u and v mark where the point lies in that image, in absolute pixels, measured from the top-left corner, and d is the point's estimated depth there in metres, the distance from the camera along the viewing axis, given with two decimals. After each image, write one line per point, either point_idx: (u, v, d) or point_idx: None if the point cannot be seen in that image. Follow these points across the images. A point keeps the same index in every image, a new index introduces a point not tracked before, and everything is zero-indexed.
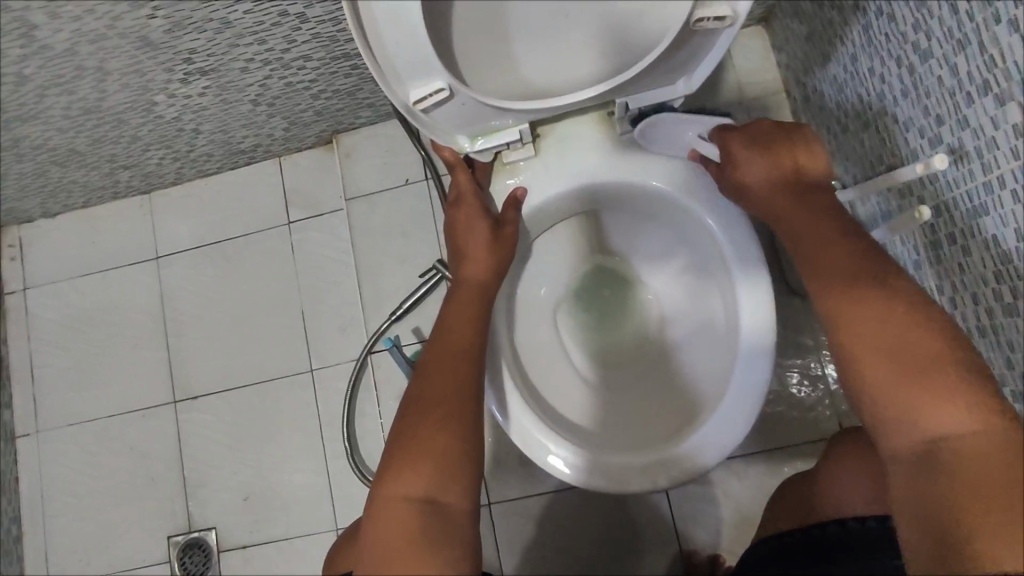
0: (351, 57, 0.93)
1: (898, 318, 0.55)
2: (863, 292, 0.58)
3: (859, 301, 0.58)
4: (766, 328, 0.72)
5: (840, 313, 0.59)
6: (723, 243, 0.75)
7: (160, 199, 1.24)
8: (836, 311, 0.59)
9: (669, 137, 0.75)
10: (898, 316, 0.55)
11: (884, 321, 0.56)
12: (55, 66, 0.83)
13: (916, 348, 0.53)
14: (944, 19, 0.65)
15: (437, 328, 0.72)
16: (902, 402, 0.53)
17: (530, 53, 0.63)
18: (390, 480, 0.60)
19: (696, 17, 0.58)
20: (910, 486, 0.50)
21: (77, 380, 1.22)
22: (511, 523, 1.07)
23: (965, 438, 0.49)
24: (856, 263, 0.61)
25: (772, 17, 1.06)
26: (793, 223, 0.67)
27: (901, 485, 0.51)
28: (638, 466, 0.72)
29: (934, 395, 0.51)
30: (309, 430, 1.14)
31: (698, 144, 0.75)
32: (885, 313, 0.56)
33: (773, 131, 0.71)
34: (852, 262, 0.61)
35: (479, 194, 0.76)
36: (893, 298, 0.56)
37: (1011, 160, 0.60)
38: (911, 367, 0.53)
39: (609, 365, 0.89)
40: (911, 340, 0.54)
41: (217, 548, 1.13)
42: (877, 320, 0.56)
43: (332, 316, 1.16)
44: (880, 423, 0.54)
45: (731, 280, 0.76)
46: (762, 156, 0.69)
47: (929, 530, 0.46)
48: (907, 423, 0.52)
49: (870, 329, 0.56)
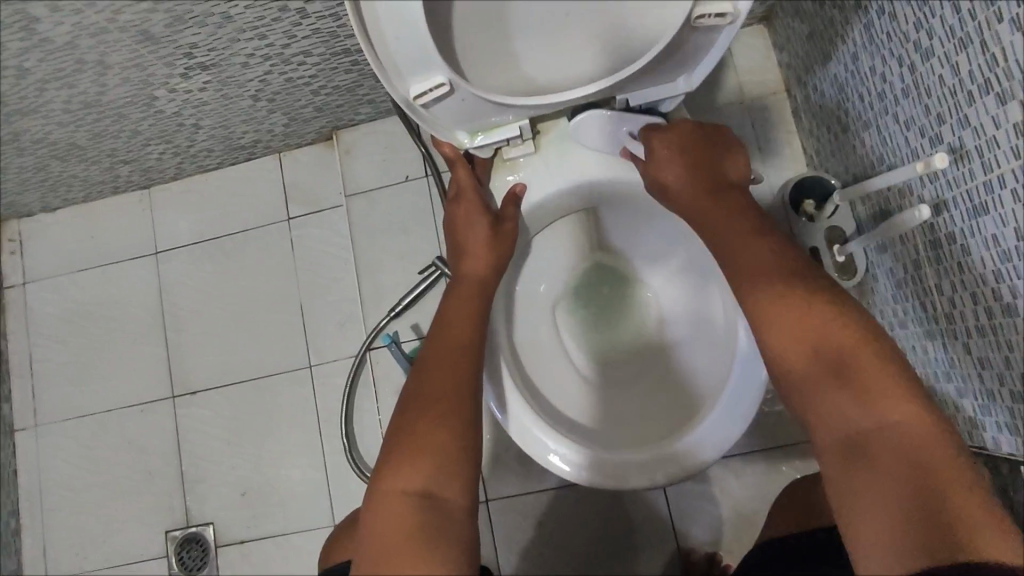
0: (351, 53, 0.93)
1: (819, 315, 0.58)
2: (785, 292, 0.61)
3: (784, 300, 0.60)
4: None
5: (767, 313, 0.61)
6: None
7: (161, 194, 1.24)
8: (762, 312, 0.61)
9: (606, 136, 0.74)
10: (820, 312, 0.58)
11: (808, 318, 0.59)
12: (56, 60, 0.83)
13: (841, 342, 0.57)
14: (945, 18, 0.65)
15: (436, 323, 0.72)
16: (836, 397, 0.56)
17: (531, 49, 0.63)
18: (388, 476, 0.60)
19: (697, 14, 0.58)
20: (865, 483, 0.52)
21: (76, 374, 1.22)
22: (508, 520, 1.07)
23: (895, 427, 0.52)
24: (779, 260, 0.63)
25: (772, 16, 1.06)
26: (719, 225, 0.68)
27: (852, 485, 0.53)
28: (636, 462, 0.72)
29: (864, 387, 0.54)
30: (307, 426, 1.14)
31: (629, 142, 0.74)
32: (807, 309, 0.59)
33: (689, 130, 0.72)
34: (769, 259, 0.64)
35: (479, 190, 0.76)
36: (813, 294, 0.60)
37: (1011, 159, 0.60)
38: (836, 364, 0.56)
39: (607, 362, 0.89)
40: (835, 335, 0.57)
41: (216, 543, 1.13)
42: (804, 318, 0.59)
43: (331, 312, 1.16)
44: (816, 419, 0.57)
45: None
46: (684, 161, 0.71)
47: (895, 530, 0.49)
48: (841, 418, 0.55)
49: (797, 328, 0.59)
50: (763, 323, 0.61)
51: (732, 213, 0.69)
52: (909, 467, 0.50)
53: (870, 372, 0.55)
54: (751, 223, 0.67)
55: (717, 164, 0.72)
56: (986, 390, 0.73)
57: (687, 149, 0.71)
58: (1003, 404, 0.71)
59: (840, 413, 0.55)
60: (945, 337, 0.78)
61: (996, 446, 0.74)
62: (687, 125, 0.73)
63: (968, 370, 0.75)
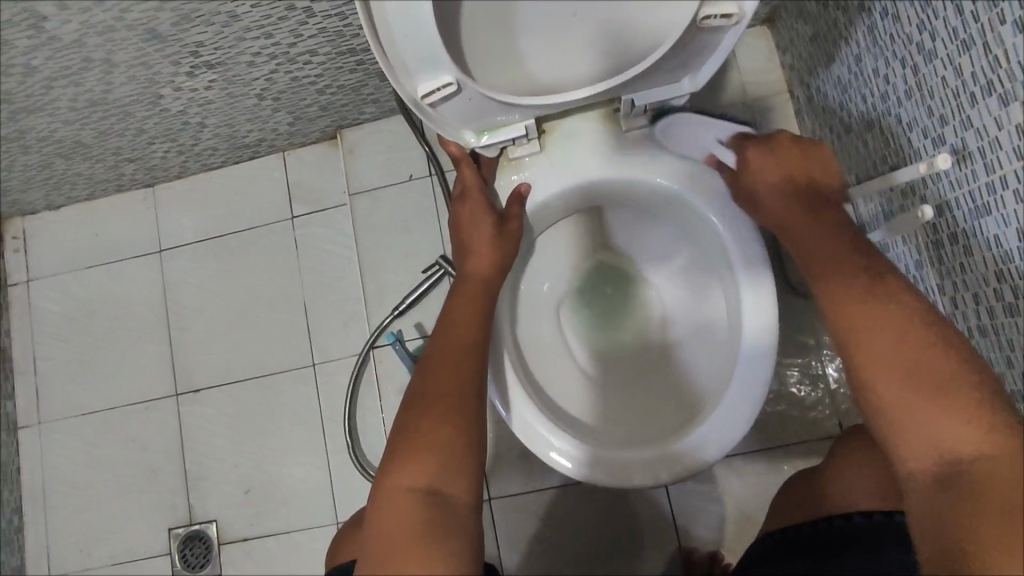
0: (356, 52, 0.93)
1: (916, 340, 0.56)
2: (880, 310, 0.59)
3: (880, 318, 0.58)
4: (768, 328, 0.72)
5: (854, 328, 0.59)
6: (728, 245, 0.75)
7: (164, 192, 1.24)
8: (850, 326, 0.60)
9: (692, 138, 0.76)
10: (919, 337, 0.56)
11: (904, 340, 0.57)
12: (63, 58, 0.83)
13: (937, 369, 0.54)
14: (948, 20, 0.66)
15: (442, 321, 0.72)
16: (923, 421, 0.53)
17: (537, 48, 0.63)
18: (393, 472, 0.61)
19: (702, 14, 0.59)
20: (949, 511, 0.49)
21: (79, 372, 1.22)
22: (511, 519, 1.07)
23: (978, 458, 0.50)
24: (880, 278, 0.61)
25: (775, 17, 1.06)
26: (809, 239, 0.67)
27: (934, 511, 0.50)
28: (640, 461, 0.73)
29: (958, 417, 0.52)
30: (310, 424, 1.14)
31: (717, 150, 0.76)
32: (905, 331, 0.57)
33: (789, 143, 0.72)
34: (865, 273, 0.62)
35: (484, 189, 0.77)
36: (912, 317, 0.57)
37: (1013, 160, 0.60)
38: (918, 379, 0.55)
39: (611, 361, 0.90)
40: (930, 360, 0.55)
41: (218, 540, 1.13)
42: (897, 340, 0.57)
43: (334, 311, 1.16)
44: (901, 442, 0.54)
45: (734, 278, 0.76)
46: (778, 170, 0.71)
47: (960, 561, 0.46)
48: (928, 443, 0.53)
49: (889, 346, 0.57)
50: (849, 338, 0.60)
51: (822, 227, 0.67)
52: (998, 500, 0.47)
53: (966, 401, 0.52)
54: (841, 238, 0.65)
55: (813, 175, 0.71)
56: None
57: (784, 162, 0.71)
58: None
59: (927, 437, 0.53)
60: None
61: None
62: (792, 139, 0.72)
63: None
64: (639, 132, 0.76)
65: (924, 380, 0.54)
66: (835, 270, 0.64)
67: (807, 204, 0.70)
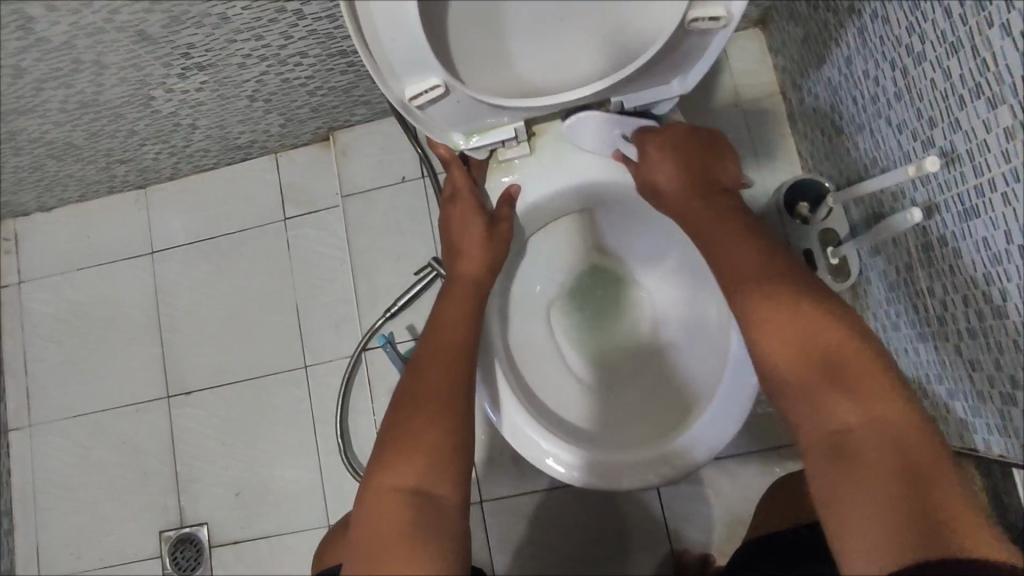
0: (348, 54, 0.93)
1: (805, 315, 0.59)
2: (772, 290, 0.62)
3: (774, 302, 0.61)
4: None
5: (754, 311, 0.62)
6: None
7: (156, 194, 1.24)
8: (749, 309, 0.62)
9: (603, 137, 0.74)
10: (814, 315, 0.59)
11: (793, 317, 0.59)
12: (53, 59, 0.83)
13: (828, 342, 0.58)
14: (937, 22, 0.66)
15: (432, 323, 0.72)
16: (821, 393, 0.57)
17: (527, 51, 0.63)
18: (380, 473, 0.60)
19: (690, 16, 0.59)
20: (846, 481, 0.52)
21: (70, 373, 1.21)
22: (502, 521, 1.07)
23: (885, 425, 0.53)
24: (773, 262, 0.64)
25: (768, 19, 1.07)
26: (709, 228, 0.70)
27: (833, 484, 0.53)
28: (629, 463, 0.73)
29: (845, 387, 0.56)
30: (302, 426, 1.14)
31: (623, 146, 0.75)
32: (796, 308, 0.60)
33: (682, 137, 0.73)
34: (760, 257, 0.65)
35: (474, 191, 0.77)
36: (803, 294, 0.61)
37: (1002, 162, 0.60)
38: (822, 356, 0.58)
39: (602, 363, 0.89)
40: (820, 335, 0.58)
41: (209, 543, 1.13)
42: (792, 317, 0.60)
43: (327, 313, 1.16)
44: (799, 419, 0.58)
45: None
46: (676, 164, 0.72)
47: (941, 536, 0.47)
48: (824, 416, 0.56)
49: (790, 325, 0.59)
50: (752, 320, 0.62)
51: (720, 215, 0.70)
52: (889, 465, 0.51)
53: (857, 372, 0.56)
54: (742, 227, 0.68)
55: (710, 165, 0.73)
56: (977, 391, 0.73)
57: (684, 151, 0.72)
58: (993, 406, 0.71)
59: (823, 409, 0.56)
60: (936, 339, 0.79)
61: (987, 448, 0.74)
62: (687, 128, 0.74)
63: (959, 372, 0.76)
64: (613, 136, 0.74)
65: (817, 356, 0.58)
66: (735, 254, 0.66)
67: (706, 193, 0.72)
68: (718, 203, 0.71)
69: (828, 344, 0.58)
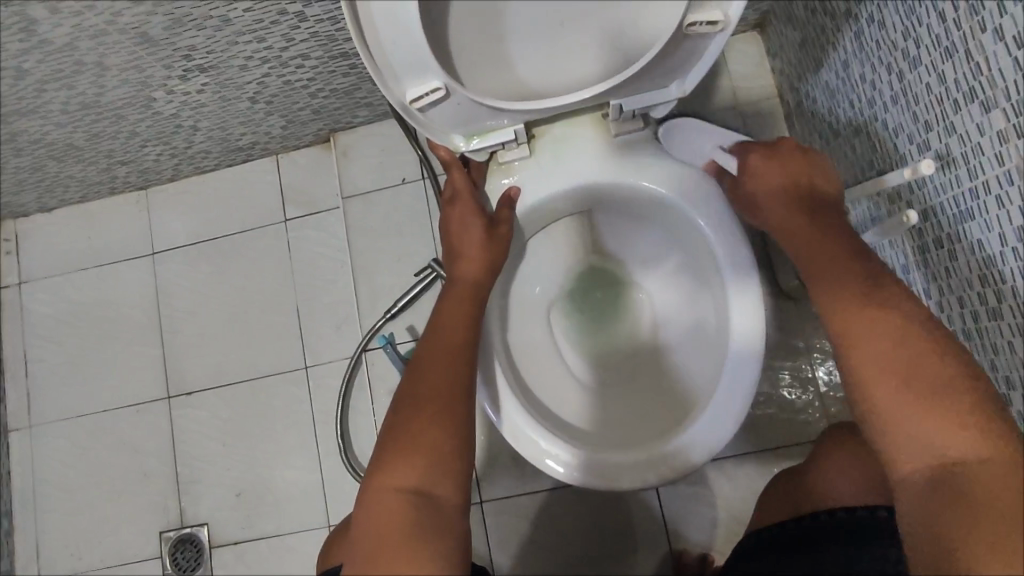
0: (349, 56, 0.94)
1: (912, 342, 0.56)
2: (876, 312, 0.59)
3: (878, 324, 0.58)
4: (755, 331, 0.73)
5: (853, 329, 0.59)
6: (717, 249, 0.76)
7: (157, 195, 1.24)
8: (848, 326, 0.59)
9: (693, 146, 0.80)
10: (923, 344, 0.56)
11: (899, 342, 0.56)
12: (54, 61, 0.84)
13: (930, 369, 0.54)
14: (932, 27, 0.67)
15: (432, 323, 0.73)
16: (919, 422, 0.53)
17: (526, 54, 0.64)
18: (382, 473, 0.61)
19: (688, 21, 0.59)
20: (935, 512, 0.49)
21: (70, 374, 1.22)
22: (502, 521, 1.07)
23: (977, 465, 0.49)
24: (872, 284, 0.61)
25: (766, 23, 1.07)
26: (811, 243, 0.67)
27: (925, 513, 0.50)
28: (628, 463, 0.73)
29: (949, 421, 0.52)
30: (303, 427, 1.14)
31: (721, 155, 0.77)
32: (902, 333, 0.56)
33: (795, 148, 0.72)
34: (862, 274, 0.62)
35: (474, 193, 0.77)
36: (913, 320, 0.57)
37: (996, 166, 0.61)
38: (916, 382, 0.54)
39: (601, 365, 0.90)
40: (923, 365, 0.54)
41: (209, 544, 1.13)
42: (894, 341, 0.56)
43: (327, 314, 1.16)
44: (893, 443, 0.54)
45: (722, 282, 0.76)
46: (781, 171, 0.71)
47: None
48: (926, 446, 0.52)
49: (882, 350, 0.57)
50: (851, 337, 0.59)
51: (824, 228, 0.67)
52: (980, 504, 0.47)
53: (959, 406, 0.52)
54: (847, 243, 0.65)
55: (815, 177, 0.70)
56: None
57: (790, 164, 0.71)
58: None
59: (919, 439, 0.53)
60: None
61: None
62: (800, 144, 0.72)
63: None
64: (628, 137, 0.77)
65: (922, 384, 0.54)
66: (832, 271, 0.63)
67: (812, 206, 0.69)
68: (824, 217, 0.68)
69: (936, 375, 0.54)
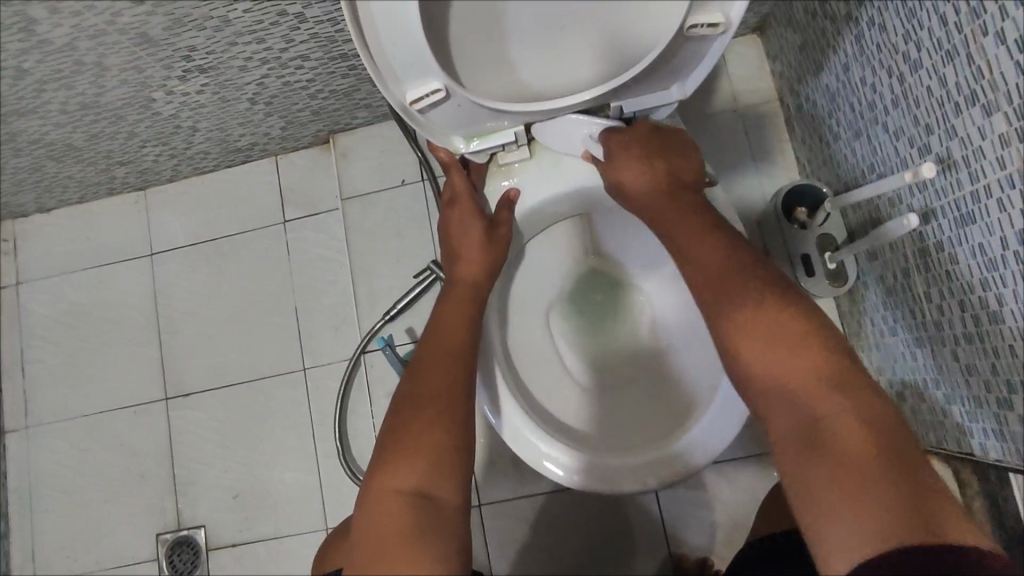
0: (348, 57, 0.94)
1: (783, 326, 0.57)
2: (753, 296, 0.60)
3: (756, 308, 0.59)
4: None
5: (739, 316, 0.60)
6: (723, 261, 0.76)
7: (156, 196, 1.24)
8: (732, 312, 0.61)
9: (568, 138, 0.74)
10: (797, 327, 0.57)
11: (776, 325, 0.57)
12: (54, 61, 0.84)
13: (798, 340, 0.56)
14: (933, 30, 0.66)
15: (432, 325, 0.73)
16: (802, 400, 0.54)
17: (527, 56, 0.64)
18: (382, 475, 0.61)
19: (688, 23, 0.59)
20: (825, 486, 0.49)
21: (68, 376, 1.21)
22: (501, 524, 1.07)
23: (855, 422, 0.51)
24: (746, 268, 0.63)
25: (766, 26, 1.07)
26: (687, 230, 0.68)
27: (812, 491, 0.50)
28: (628, 467, 0.73)
29: (822, 392, 0.53)
30: (301, 429, 1.14)
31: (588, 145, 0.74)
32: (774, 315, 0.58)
33: (649, 136, 0.72)
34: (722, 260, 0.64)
35: (473, 194, 0.77)
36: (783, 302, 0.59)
37: (997, 169, 0.61)
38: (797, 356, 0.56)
39: (599, 366, 0.90)
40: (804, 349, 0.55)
41: (206, 546, 1.13)
42: (773, 321, 0.58)
43: (326, 316, 1.16)
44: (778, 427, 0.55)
45: None
46: (643, 162, 0.71)
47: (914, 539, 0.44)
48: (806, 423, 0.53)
49: (763, 326, 0.58)
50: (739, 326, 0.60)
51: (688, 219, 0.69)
52: (867, 476, 0.48)
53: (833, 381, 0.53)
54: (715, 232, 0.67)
55: (672, 164, 0.73)
56: (974, 397, 0.74)
57: (649, 152, 0.72)
58: (990, 411, 0.71)
59: (802, 416, 0.53)
60: (933, 344, 0.79)
61: (984, 452, 0.75)
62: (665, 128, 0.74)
63: (956, 376, 0.76)
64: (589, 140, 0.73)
65: (795, 365, 0.55)
66: (710, 261, 0.65)
67: (675, 194, 0.72)
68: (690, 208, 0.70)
69: (805, 355, 0.55)
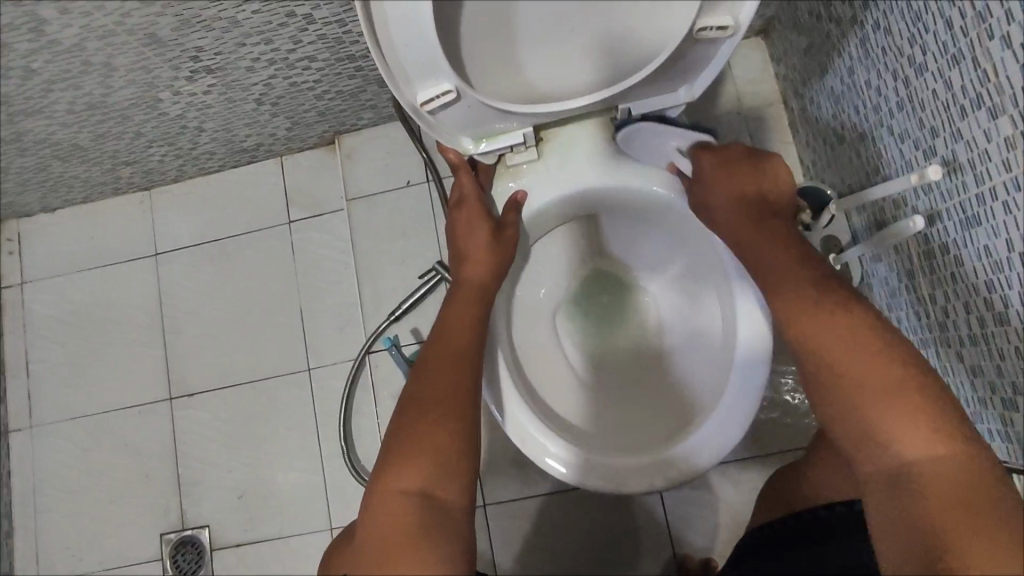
0: (356, 58, 0.94)
1: (856, 346, 0.59)
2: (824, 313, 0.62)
3: (823, 321, 0.61)
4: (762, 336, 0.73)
5: (806, 332, 0.62)
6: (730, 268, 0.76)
7: (161, 196, 1.24)
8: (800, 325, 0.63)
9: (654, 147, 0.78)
10: (867, 349, 0.58)
11: (840, 344, 0.60)
12: (62, 61, 0.84)
13: (867, 368, 0.58)
14: (939, 34, 0.67)
15: (439, 325, 0.73)
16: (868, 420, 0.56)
17: (537, 58, 0.64)
18: (387, 476, 0.61)
19: (698, 26, 0.60)
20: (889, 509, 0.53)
21: (72, 376, 1.21)
22: (506, 524, 1.07)
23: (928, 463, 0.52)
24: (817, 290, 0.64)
25: (770, 28, 1.08)
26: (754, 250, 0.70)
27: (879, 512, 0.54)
28: (635, 466, 0.73)
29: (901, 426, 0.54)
30: (306, 429, 1.14)
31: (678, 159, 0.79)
32: (845, 334, 0.60)
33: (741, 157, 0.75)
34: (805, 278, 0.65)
35: (481, 196, 0.77)
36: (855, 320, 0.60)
37: (1003, 172, 0.61)
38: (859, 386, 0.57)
39: (605, 367, 0.90)
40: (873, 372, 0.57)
41: (211, 546, 1.13)
42: (838, 340, 0.60)
43: (330, 316, 1.16)
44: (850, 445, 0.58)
45: (730, 286, 0.77)
46: (728, 184, 0.73)
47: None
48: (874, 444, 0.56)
49: (830, 346, 0.60)
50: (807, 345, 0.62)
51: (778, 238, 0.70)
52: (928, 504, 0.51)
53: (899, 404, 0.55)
54: (789, 246, 0.69)
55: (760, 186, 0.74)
56: (979, 398, 0.74)
57: (740, 175, 0.74)
58: (994, 412, 0.72)
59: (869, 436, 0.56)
60: (938, 345, 0.80)
61: None
62: (760, 154, 0.75)
63: (961, 377, 0.77)
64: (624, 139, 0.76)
65: (860, 386, 0.57)
66: (790, 280, 0.66)
67: (758, 218, 0.72)
68: (765, 226, 0.71)
69: (870, 374, 0.57)
